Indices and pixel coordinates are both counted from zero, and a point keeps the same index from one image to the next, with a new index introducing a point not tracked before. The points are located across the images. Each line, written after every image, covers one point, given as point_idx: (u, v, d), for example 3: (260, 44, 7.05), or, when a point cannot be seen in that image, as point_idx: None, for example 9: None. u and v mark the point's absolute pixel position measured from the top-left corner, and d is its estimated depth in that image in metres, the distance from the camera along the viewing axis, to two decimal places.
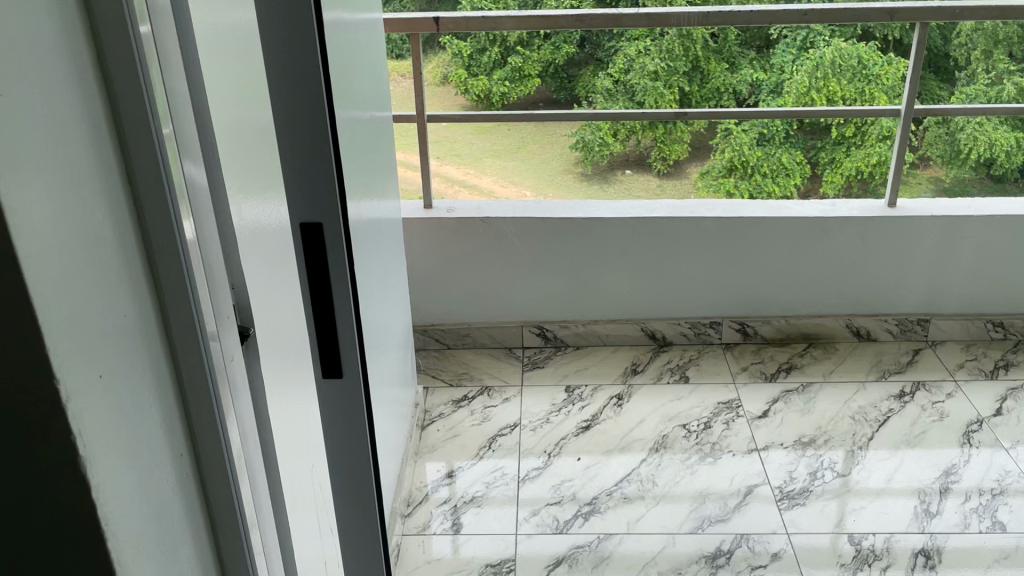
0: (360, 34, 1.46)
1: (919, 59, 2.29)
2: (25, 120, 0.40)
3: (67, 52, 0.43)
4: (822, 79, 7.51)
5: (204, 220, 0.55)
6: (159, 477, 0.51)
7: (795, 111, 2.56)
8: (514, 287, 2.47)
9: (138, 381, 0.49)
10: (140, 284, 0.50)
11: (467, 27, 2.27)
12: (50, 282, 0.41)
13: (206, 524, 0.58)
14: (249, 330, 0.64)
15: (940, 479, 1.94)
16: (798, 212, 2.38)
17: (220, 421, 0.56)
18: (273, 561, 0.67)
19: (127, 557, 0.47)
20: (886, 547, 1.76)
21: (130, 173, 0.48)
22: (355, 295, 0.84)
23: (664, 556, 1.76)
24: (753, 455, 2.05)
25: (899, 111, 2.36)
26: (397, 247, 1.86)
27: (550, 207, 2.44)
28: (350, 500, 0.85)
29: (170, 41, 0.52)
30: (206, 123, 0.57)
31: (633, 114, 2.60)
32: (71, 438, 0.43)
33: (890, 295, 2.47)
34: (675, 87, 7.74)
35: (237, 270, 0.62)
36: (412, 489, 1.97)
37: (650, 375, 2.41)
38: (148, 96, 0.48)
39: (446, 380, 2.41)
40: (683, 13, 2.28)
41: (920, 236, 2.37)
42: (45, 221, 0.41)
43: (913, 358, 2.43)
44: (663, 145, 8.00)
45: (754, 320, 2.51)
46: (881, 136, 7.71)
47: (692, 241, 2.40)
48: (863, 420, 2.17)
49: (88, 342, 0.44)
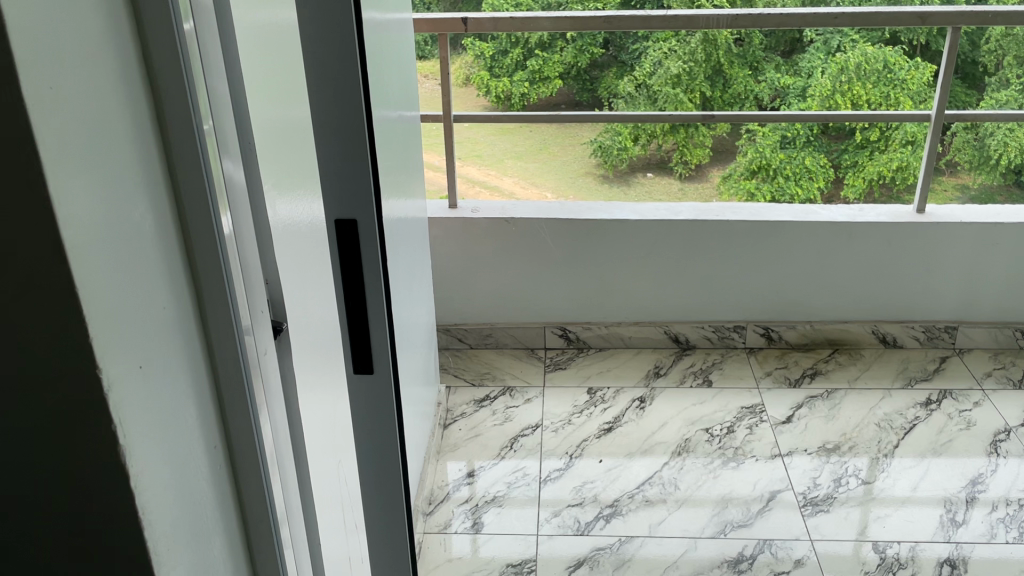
0: (392, 35, 1.47)
1: (952, 64, 2.25)
2: (76, 111, 0.41)
3: (113, 47, 0.44)
4: (846, 83, 7.32)
5: (241, 216, 0.56)
6: (193, 468, 0.52)
7: (823, 115, 2.54)
8: (536, 288, 2.48)
9: (174, 370, 0.50)
10: (180, 276, 0.50)
11: (496, 27, 2.27)
12: (94, 273, 0.42)
13: (237, 517, 0.59)
14: (282, 324, 0.64)
15: (966, 489, 1.92)
16: (826, 216, 2.36)
17: (253, 415, 0.57)
18: (301, 556, 0.68)
19: (162, 546, 0.48)
20: (911, 556, 1.74)
21: (170, 166, 0.49)
22: (389, 302, 0.83)
23: (685, 560, 1.75)
24: (776, 461, 2.04)
25: (929, 116, 2.33)
26: (422, 246, 1.86)
27: (575, 208, 2.44)
28: (379, 498, 0.86)
29: (212, 38, 0.52)
30: (244, 119, 0.58)
31: (658, 116, 2.56)
32: (111, 427, 0.44)
33: (918, 303, 2.45)
34: (696, 92, 7.56)
35: (271, 265, 0.62)
36: (433, 487, 1.98)
37: (673, 378, 2.40)
38: (189, 92, 0.49)
39: (468, 380, 2.42)
40: (711, 15, 2.26)
41: (950, 242, 2.35)
42: (88, 215, 0.41)
43: (940, 366, 2.40)
44: (685, 150, 7.96)
45: (779, 324, 2.50)
46: (904, 142, 7.48)
47: (718, 243, 2.39)
48: (888, 427, 2.15)
49: (129, 332, 0.45)
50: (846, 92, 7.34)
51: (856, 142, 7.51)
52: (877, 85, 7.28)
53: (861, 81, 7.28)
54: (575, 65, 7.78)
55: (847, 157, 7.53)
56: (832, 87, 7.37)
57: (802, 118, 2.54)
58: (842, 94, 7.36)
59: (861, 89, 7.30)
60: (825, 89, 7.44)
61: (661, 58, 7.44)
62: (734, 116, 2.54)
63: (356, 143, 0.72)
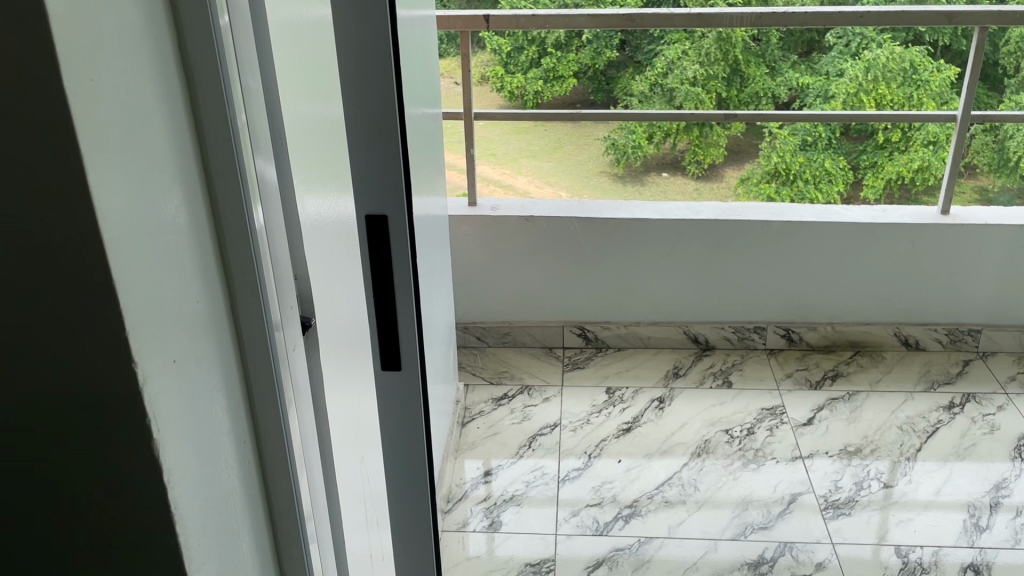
0: (414, 32, 1.47)
1: (978, 64, 2.23)
2: (111, 102, 0.40)
3: (151, 38, 0.44)
4: (872, 83, 5.56)
5: (274, 212, 0.56)
6: (224, 464, 0.52)
7: (846, 115, 2.51)
8: (554, 288, 2.48)
9: (205, 366, 0.49)
10: (212, 271, 0.50)
11: (518, 25, 2.26)
12: (131, 265, 0.42)
13: (265, 511, 0.59)
14: (310, 320, 0.64)
15: (990, 493, 1.90)
16: (847, 217, 2.35)
17: (282, 410, 0.57)
18: (326, 552, 0.68)
19: (194, 542, 0.48)
20: (935, 561, 1.72)
21: (206, 163, 0.49)
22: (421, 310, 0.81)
23: (705, 561, 1.74)
24: (797, 464, 2.02)
25: (954, 116, 2.30)
26: (442, 247, 1.86)
27: (594, 207, 2.43)
28: (406, 497, 0.85)
29: (246, 34, 0.52)
30: (277, 119, 0.58)
31: (679, 115, 2.53)
32: (146, 422, 0.44)
33: (941, 305, 2.42)
34: (711, 92, 5.76)
35: (301, 261, 0.62)
36: (451, 485, 1.98)
37: (692, 378, 2.39)
38: (226, 88, 0.49)
39: (486, 378, 2.43)
40: (734, 12, 2.23)
41: (975, 244, 2.33)
42: (126, 209, 0.41)
43: (963, 370, 2.38)
44: (699, 148, 5.96)
45: (799, 325, 2.48)
46: (927, 142, 5.97)
47: (738, 243, 2.38)
48: (910, 430, 2.13)
49: (164, 326, 0.44)
50: (871, 90, 5.60)
51: (874, 142, 6.05)
52: (902, 86, 5.43)
53: (884, 81, 5.45)
54: (593, 65, 5.38)
55: (865, 158, 6.05)
56: (856, 85, 5.63)
57: (825, 118, 2.51)
58: (866, 94, 5.65)
59: (882, 89, 5.54)
60: (848, 86, 5.66)
61: (675, 59, 5.64)
62: (755, 115, 2.52)
63: (390, 138, 0.70)
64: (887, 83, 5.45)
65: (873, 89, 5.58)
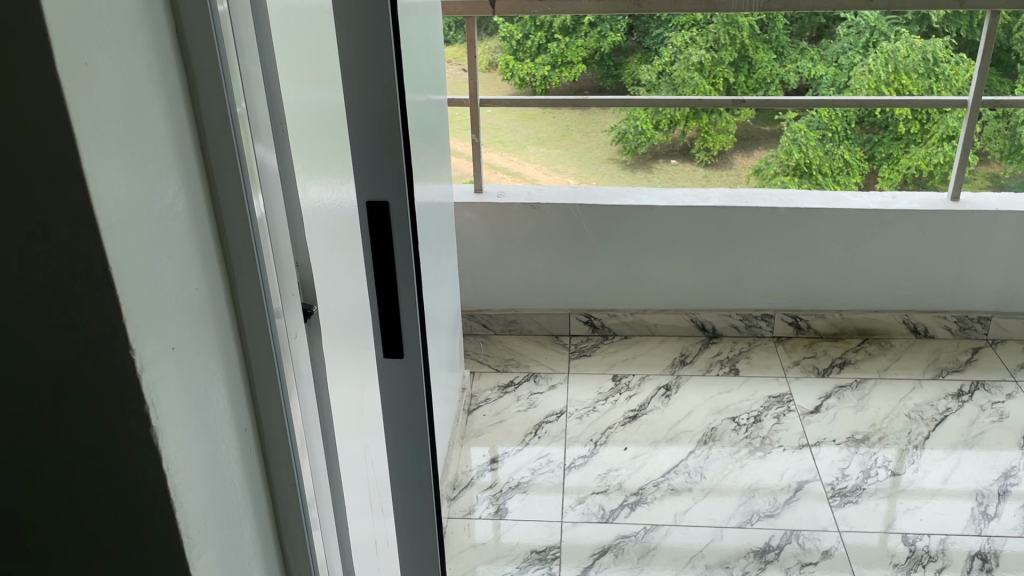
0: (418, 15, 1.46)
1: (989, 49, 2.21)
2: (104, 86, 0.40)
3: (146, 25, 0.43)
4: (892, 75, 5.16)
5: (272, 200, 0.55)
6: (224, 452, 0.51)
7: (856, 100, 2.49)
8: (561, 275, 2.47)
9: (206, 354, 0.49)
10: (212, 261, 0.50)
11: (524, 9, 2.25)
12: (128, 248, 0.41)
13: (268, 497, 0.59)
14: (312, 307, 0.64)
15: (998, 482, 1.89)
16: (857, 204, 2.33)
17: (283, 395, 0.57)
18: (328, 539, 0.68)
19: (195, 528, 0.48)
20: (942, 549, 1.72)
21: (203, 147, 0.49)
22: (422, 295, 0.81)
23: (711, 549, 1.74)
24: (804, 451, 2.02)
25: (965, 102, 2.29)
26: (445, 236, 1.84)
27: (600, 194, 2.41)
28: (411, 489, 0.85)
29: (245, 20, 0.51)
30: (277, 103, 0.58)
31: (685, 100, 2.51)
32: (144, 409, 0.43)
33: (951, 292, 2.41)
34: (719, 77, 4.62)
35: (302, 247, 0.62)
36: (457, 472, 1.98)
37: (698, 367, 2.38)
38: (224, 75, 0.48)
39: (492, 365, 2.42)
40: None
41: (987, 230, 2.31)
42: (123, 195, 0.41)
43: (972, 357, 2.37)
44: (707, 136, 5.21)
45: (807, 313, 2.47)
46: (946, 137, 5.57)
47: (747, 229, 2.36)
48: (918, 418, 2.12)
49: (162, 313, 0.44)
50: (893, 82, 5.20)
51: (891, 134, 5.59)
52: (923, 79, 5.14)
53: (905, 71, 5.05)
54: (598, 48, 5.03)
55: (881, 150, 5.55)
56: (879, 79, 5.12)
57: (835, 103, 2.49)
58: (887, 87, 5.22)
59: (904, 81, 5.21)
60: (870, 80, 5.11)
61: (681, 46, 4.68)
62: (766, 102, 2.49)
63: (390, 123, 0.70)
64: (909, 75, 5.15)
65: (896, 82, 5.20)
